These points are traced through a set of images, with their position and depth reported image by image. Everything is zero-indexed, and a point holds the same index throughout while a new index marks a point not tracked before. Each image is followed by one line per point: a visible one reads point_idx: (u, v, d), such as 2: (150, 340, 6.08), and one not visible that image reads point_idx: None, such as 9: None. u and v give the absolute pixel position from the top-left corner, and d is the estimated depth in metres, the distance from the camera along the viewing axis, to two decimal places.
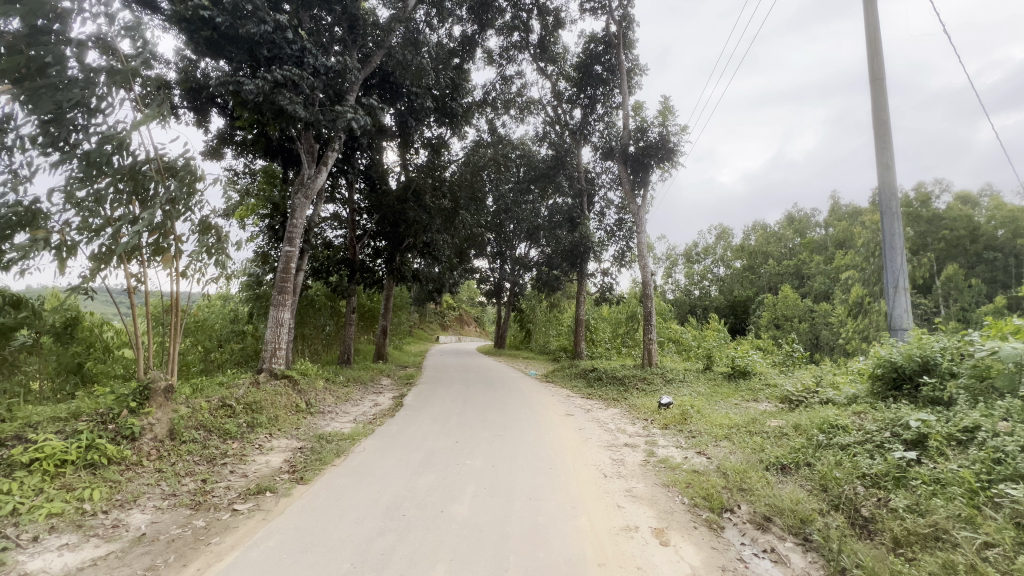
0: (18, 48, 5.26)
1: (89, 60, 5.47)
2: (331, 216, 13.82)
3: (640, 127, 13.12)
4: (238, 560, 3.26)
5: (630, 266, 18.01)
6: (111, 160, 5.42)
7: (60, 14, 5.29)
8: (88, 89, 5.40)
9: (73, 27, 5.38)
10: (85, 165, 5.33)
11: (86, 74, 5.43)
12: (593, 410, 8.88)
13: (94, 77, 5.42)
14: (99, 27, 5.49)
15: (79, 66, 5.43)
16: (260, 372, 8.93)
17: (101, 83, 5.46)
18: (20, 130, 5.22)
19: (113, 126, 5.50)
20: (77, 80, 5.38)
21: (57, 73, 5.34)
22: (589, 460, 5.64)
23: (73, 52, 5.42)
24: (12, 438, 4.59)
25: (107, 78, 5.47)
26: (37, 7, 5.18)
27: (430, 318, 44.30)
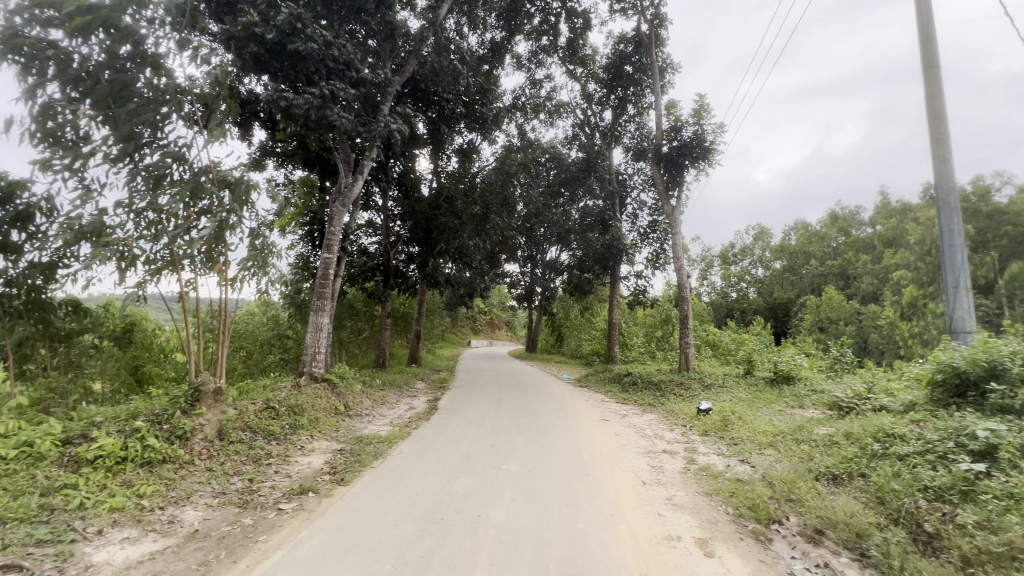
0: (97, 72, 5.66)
1: (160, 81, 5.85)
2: (366, 223, 14.15)
3: (674, 126, 12.85)
4: (284, 559, 3.34)
5: (665, 268, 17.68)
6: (173, 174, 5.78)
7: (136, 39, 5.68)
8: (156, 108, 5.79)
9: (147, 52, 5.78)
10: (149, 178, 5.69)
11: (155, 95, 5.82)
12: (628, 415, 8.71)
13: (163, 97, 5.81)
14: (168, 50, 5.88)
15: (150, 87, 5.81)
16: (301, 375, 9.20)
17: (167, 102, 5.85)
18: (95, 148, 5.64)
19: (175, 142, 5.85)
20: (147, 100, 5.76)
21: (130, 94, 5.74)
22: (627, 466, 5.51)
23: (147, 74, 5.81)
24: (78, 436, 4.88)
25: (173, 99, 5.85)
26: (117, 35, 5.59)
27: (462, 322, 44.81)
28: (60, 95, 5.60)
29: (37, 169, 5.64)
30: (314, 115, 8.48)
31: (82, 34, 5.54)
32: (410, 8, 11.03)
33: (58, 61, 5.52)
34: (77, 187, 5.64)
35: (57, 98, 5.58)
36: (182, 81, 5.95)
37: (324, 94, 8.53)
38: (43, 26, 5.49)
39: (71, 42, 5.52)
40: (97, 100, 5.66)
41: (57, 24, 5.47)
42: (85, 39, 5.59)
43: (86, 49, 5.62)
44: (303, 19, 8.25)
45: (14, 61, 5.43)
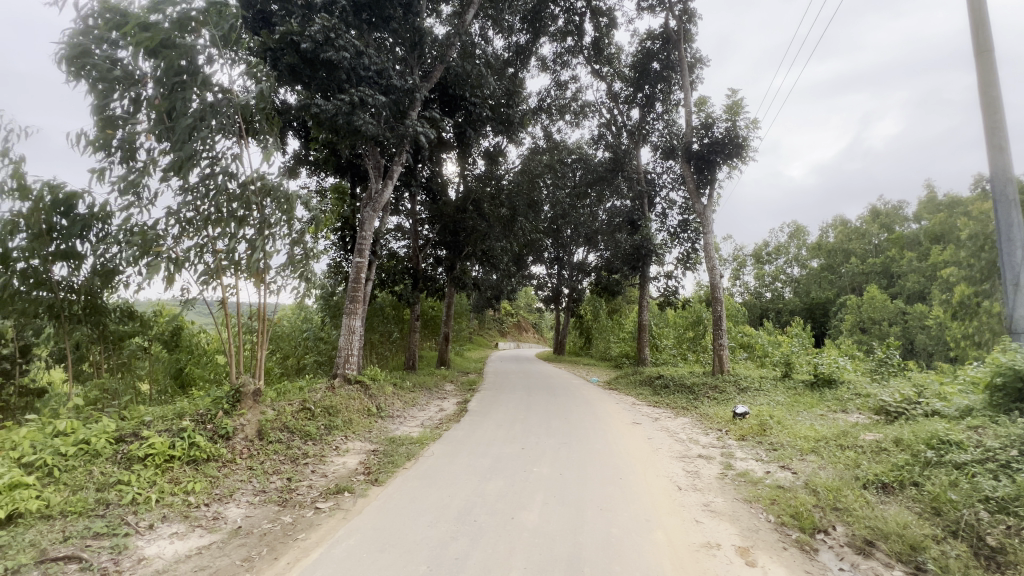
0: (155, 88, 5.94)
1: (211, 96, 6.12)
2: (395, 227, 14.39)
3: (705, 123, 12.55)
4: (323, 557, 3.41)
5: (696, 268, 17.28)
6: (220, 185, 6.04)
7: (192, 57, 5.94)
8: (206, 120, 6.04)
9: (201, 69, 6.04)
10: (197, 188, 5.96)
11: (205, 108, 6.08)
12: (660, 419, 8.53)
13: (214, 110, 6.07)
14: (220, 66, 6.16)
15: (202, 102, 6.07)
16: (335, 377, 9.42)
17: (216, 116, 6.10)
18: (149, 159, 5.95)
19: (222, 154, 6.11)
20: (199, 113, 6.00)
21: (183, 108, 6.01)
22: (662, 471, 5.38)
23: (200, 90, 6.07)
24: (130, 434, 5.12)
25: (223, 111, 6.12)
26: (174, 53, 5.86)
27: (489, 324, 45.10)
28: (121, 110, 5.92)
29: (98, 180, 6.01)
30: (343, 121, 8.68)
31: (144, 54, 5.84)
32: (435, 14, 11.21)
33: (121, 79, 5.85)
34: (131, 197, 5.94)
35: (116, 112, 5.88)
36: (231, 94, 6.21)
37: (353, 100, 8.72)
38: (109, 46, 5.82)
39: (132, 59, 5.83)
40: (154, 114, 5.96)
41: (122, 43, 5.81)
42: (147, 58, 5.90)
43: (147, 66, 5.91)
44: (336, 29, 8.51)
45: (81, 77, 5.77)
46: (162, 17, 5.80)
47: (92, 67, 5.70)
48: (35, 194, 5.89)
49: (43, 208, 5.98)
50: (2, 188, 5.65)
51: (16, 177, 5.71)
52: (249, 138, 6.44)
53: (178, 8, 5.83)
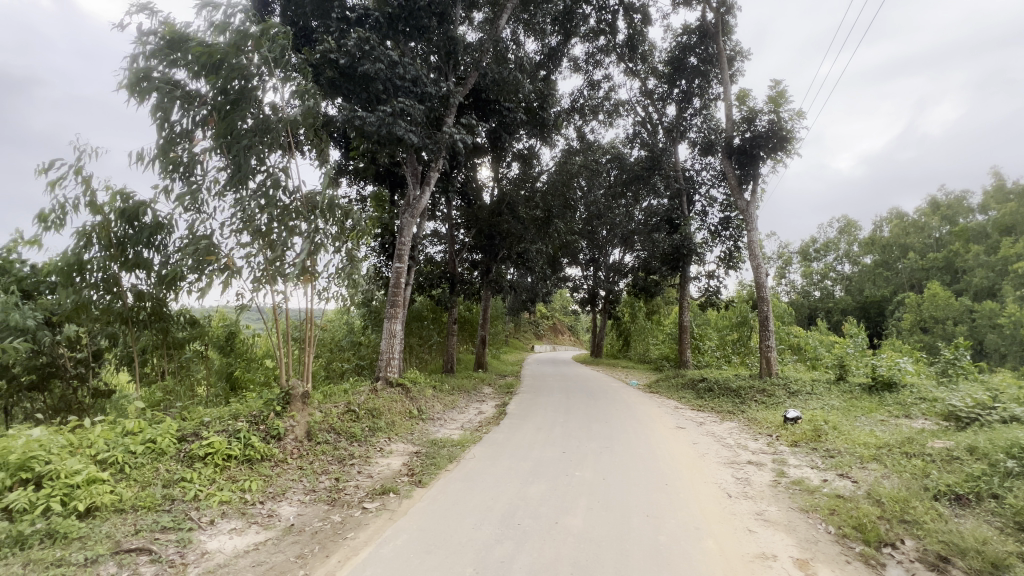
0: (212, 107, 6.28)
1: (262, 113, 6.43)
2: (431, 232, 14.63)
3: (747, 117, 12.06)
4: (371, 556, 3.49)
5: (739, 267, 16.66)
6: (276, 199, 6.37)
7: (245, 76, 6.26)
8: (258, 137, 6.34)
9: (251, 86, 6.35)
10: (250, 201, 6.26)
11: (258, 125, 6.39)
12: (706, 423, 8.27)
13: (265, 128, 6.39)
14: (274, 87, 6.50)
15: (255, 119, 6.40)
16: (378, 380, 9.65)
17: (266, 133, 6.40)
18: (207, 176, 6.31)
19: (272, 167, 6.40)
20: (252, 131, 6.34)
21: (237, 124, 6.36)
22: (709, 477, 5.20)
23: (253, 107, 6.40)
24: (191, 434, 5.42)
25: (274, 127, 6.42)
26: (228, 72, 6.18)
27: (526, 328, 45.14)
28: (180, 129, 6.29)
29: (161, 194, 6.43)
30: (384, 132, 8.95)
31: (202, 74, 6.19)
32: (468, 22, 11.40)
33: (182, 98, 6.22)
34: (192, 211, 6.34)
35: (178, 132, 6.29)
36: (280, 112, 6.52)
37: (395, 111, 8.99)
38: (170, 67, 6.19)
39: (192, 81, 6.21)
40: (210, 132, 6.32)
41: (182, 66, 6.18)
42: (204, 78, 6.24)
43: (204, 87, 6.28)
44: (371, 41, 8.76)
45: (146, 99, 6.18)
46: (217, 40, 6.11)
47: (156, 90, 6.10)
48: (107, 209, 6.37)
49: (113, 220, 6.44)
50: (77, 202, 6.14)
51: (90, 193, 6.19)
52: (295, 150, 6.73)
53: (232, 30, 6.13)
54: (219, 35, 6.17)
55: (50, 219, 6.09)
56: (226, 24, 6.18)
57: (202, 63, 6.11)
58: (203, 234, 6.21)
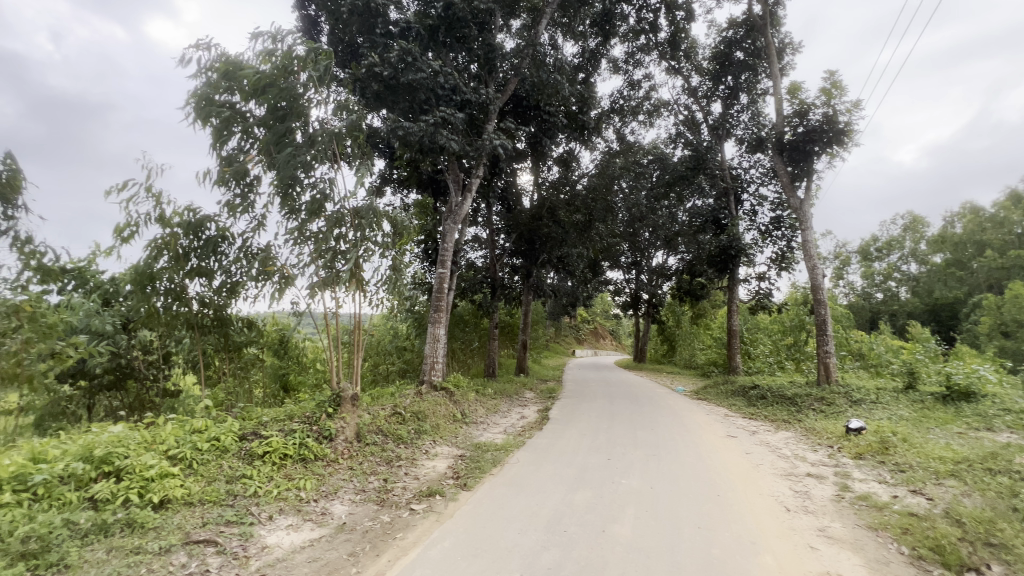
0: (264, 126, 6.64)
1: (309, 127, 6.73)
2: (472, 238, 14.81)
3: (799, 110, 11.47)
4: (420, 557, 3.55)
5: (793, 268, 15.87)
6: (326, 209, 6.66)
7: (293, 94, 6.57)
8: (306, 152, 6.65)
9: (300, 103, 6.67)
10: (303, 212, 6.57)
11: (307, 140, 6.70)
12: (759, 432, 7.89)
13: (312, 142, 6.69)
14: (323, 103, 6.82)
15: (303, 133, 6.71)
16: (422, 384, 9.84)
17: (314, 147, 6.70)
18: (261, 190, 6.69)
19: (320, 179, 6.69)
20: (300, 145, 6.66)
21: (287, 140, 6.70)
22: (765, 490, 4.95)
23: (300, 122, 6.71)
24: (251, 433, 5.73)
25: (322, 141, 6.72)
26: (277, 93, 6.51)
27: (566, 332, 44.81)
28: (237, 147, 6.70)
29: (221, 208, 6.85)
30: (426, 141, 9.18)
31: (254, 96, 6.56)
32: (506, 29, 11.50)
33: (237, 119, 6.61)
34: (249, 223, 6.72)
35: (236, 150, 6.70)
36: (326, 125, 6.82)
37: (437, 120, 9.20)
38: (226, 92, 6.61)
39: (245, 103, 6.60)
40: (263, 148, 6.68)
41: (237, 90, 6.57)
42: (255, 99, 6.60)
43: (256, 108, 6.65)
44: (413, 53, 9.01)
45: (206, 121, 6.60)
46: (267, 64, 6.46)
47: (214, 113, 6.52)
48: (175, 222, 6.86)
49: (180, 233, 6.92)
50: (149, 217, 6.63)
51: (159, 208, 6.67)
52: (342, 161, 7.02)
53: (281, 54, 6.48)
54: (268, 58, 6.50)
55: (126, 233, 6.62)
56: (275, 48, 6.52)
57: (255, 85, 6.46)
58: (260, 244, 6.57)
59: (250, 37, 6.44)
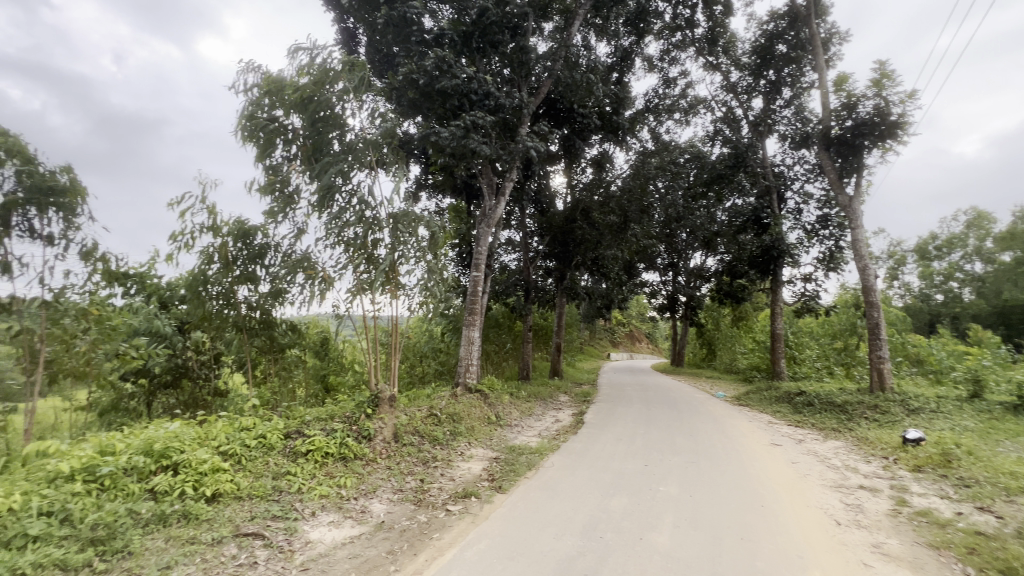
0: (305, 137, 6.91)
1: (347, 136, 6.97)
2: (506, 241, 14.88)
3: (847, 103, 10.91)
4: (456, 558, 3.58)
5: (842, 269, 15.11)
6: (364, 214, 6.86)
7: (331, 106, 6.83)
8: (344, 161, 6.90)
9: (338, 114, 6.90)
10: (342, 218, 6.80)
11: (344, 149, 6.94)
12: (806, 441, 7.54)
13: (349, 151, 6.92)
14: (359, 112, 7.04)
15: (341, 142, 6.96)
16: (458, 386, 9.96)
17: (351, 156, 6.93)
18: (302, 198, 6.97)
19: (358, 186, 6.91)
20: (338, 154, 6.91)
21: (327, 150, 6.96)
22: (812, 501, 4.72)
23: (338, 131, 6.95)
24: (295, 431, 5.96)
25: (359, 149, 6.95)
26: (318, 105, 6.76)
27: (600, 335, 44.22)
28: (280, 158, 7.02)
29: (266, 216, 7.17)
30: (460, 146, 9.30)
31: (295, 109, 6.83)
32: (538, 32, 11.51)
33: (279, 131, 6.91)
34: (292, 229, 7.01)
35: (279, 161, 7.01)
36: (362, 134, 7.04)
37: (468, 125, 9.33)
38: (270, 107, 6.89)
39: (286, 115, 6.89)
40: (304, 158, 6.96)
41: (279, 103, 6.87)
42: (297, 113, 6.87)
43: (297, 120, 6.94)
44: (448, 60, 9.16)
45: (252, 134, 6.94)
46: (306, 77, 6.72)
47: (258, 127, 6.84)
48: (225, 230, 7.24)
49: (230, 240, 7.29)
50: (201, 225, 7.03)
51: (211, 217, 7.06)
52: (379, 169, 7.20)
53: (319, 68, 6.73)
54: (307, 72, 6.76)
55: (181, 241, 7.05)
56: (313, 62, 6.77)
57: (295, 99, 6.74)
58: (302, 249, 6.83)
59: (290, 52, 6.74)
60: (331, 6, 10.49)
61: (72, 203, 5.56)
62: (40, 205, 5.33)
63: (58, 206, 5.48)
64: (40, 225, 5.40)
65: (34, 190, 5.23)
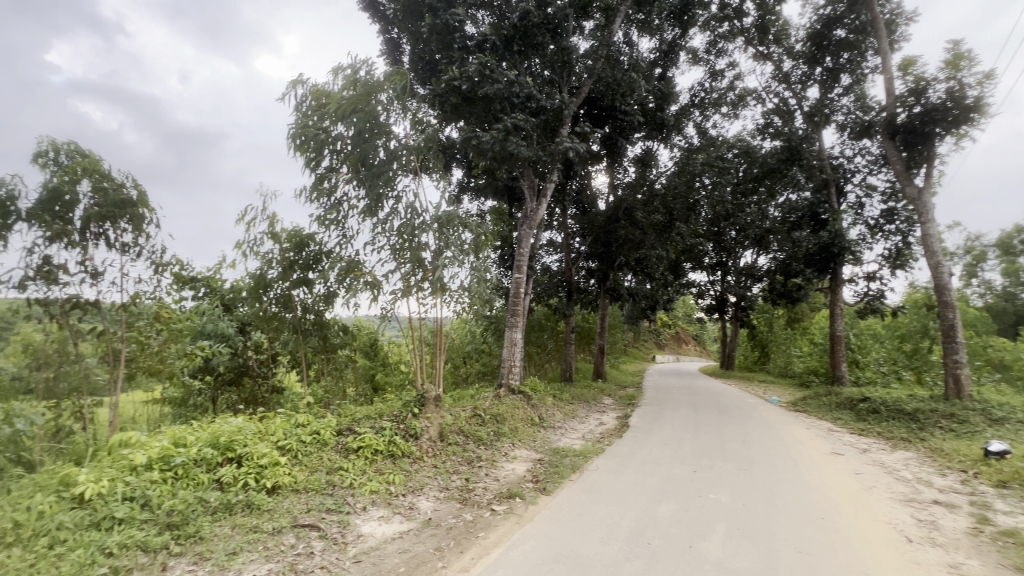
0: (352, 146, 7.19)
1: (391, 144, 7.19)
2: (548, 243, 14.87)
3: (915, 87, 10.13)
4: (502, 558, 3.62)
5: (910, 267, 14.04)
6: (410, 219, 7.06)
7: (375, 115, 7.07)
8: (388, 168, 7.11)
9: (383, 122, 7.14)
10: (388, 223, 7.02)
11: (388, 157, 7.15)
12: (871, 451, 7.06)
13: (393, 158, 7.13)
14: (402, 120, 7.24)
15: (385, 150, 7.18)
16: (501, 387, 10.04)
17: (395, 163, 7.13)
18: (351, 205, 7.26)
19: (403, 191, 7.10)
20: (383, 162, 7.14)
21: (372, 158, 7.19)
22: (879, 515, 4.42)
23: (383, 140, 7.19)
24: (346, 428, 6.20)
25: (403, 156, 7.15)
26: (363, 115, 7.02)
27: (645, 337, 43.19)
28: (329, 168, 7.33)
29: (318, 223, 7.51)
30: (501, 149, 9.39)
31: (342, 120, 7.10)
32: (578, 32, 11.42)
33: (327, 142, 7.21)
34: (342, 236, 7.32)
35: (328, 170, 7.33)
36: (405, 141, 7.23)
37: (508, 128, 9.41)
38: (320, 119, 7.21)
39: (333, 127, 7.18)
40: (352, 167, 7.24)
41: (328, 115, 7.16)
42: (344, 123, 7.14)
43: (344, 131, 7.21)
44: (489, 65, 9.25)
45: (303, 146, 7.29)
46: (351, 89, 6.97)
47: (309, 138, 7.18)
48: (282, 237, 7.65)
49: (287, 247, 7.70)
50: (261, 232, 7.47)
51: (269, 225, 7.49)
52: (422, 174, 7.38)
53: (364, 79, 6.97)
54: (353, 85, 7.02)
55: (244, 248, 7.52)
56: (357, 74, 7.01)
57: (342, 110, 7.01)
58: (353, 254, 7.12)
59: (336, 66, 7.02)
60: (377, 18, 10.89)
61: (141, 214, 6.06)
62: (115, 217, 5.84)
63: (132, 217, 5.98)
64: (115, 235, 5.92)
65: (109, 204, 5.73)
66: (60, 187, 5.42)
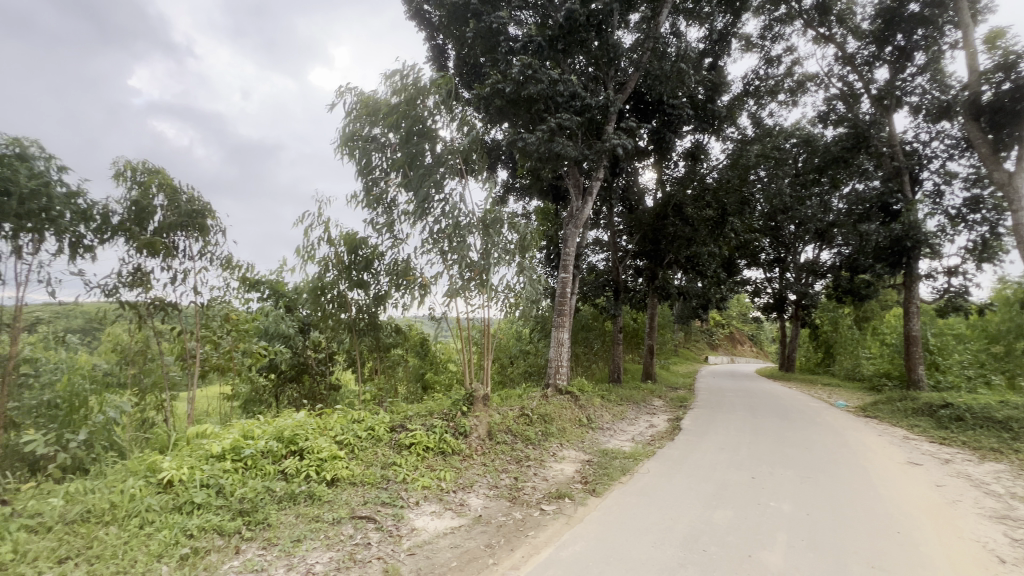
0: (400, 151, 7.42)
1: (437, 148, 7.36)
2: (594, 241, 14.71)
3: (1002, 62, 9.17)
4: (552, 557, 3.62)
5: (999, 260, 12.73)
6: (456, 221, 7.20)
7: (422, 121, 7.27)
8: (434, 172, 7.27)
9: (430, 127, 7.32)
10: (436, 226, 7.20)
11: (434, 160, 7.31)
12: (953, 461, 6.47)
13: (440, 162, 7.29)
14: (448, 125, 7.40)
15: (432, 154, 7.37)
16: (548, 387, 10.02)
17: (441, 167, 7.29)
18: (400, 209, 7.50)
19: (449, 194, 7.25)
20: (430, 166, 7.31)
21: (420, 162, 7.38)
22: (966, 532, 4.04)
23: (430, 144, 7.38)
24: (399, 425, 6.41)
25: (450, 160, 7.30)
26: (411, 121, 7.24)
27: (697, 337, 41.71)
28: (379, 174, 7.60)
29: (370, 227, 7.81)
30: (546, 149, 9.41)
31: (391, 128, 7.34)
32: (624, 26, 11.20)
33: (377, 149, 7.47)
34: (393, 239, 7.57)
35: (378, 176, 7.60)
36: (451, 144, 7.38)
37: (553, 128, 9.40)
38: (370, 127, 7.48)
39: (383, 134, 7.44)
40: (402, 172, 7.48)
41: (377, 123, 7.42)
42: (393, 131, 7.39)
43: (392, 138, 7.45)
44: (533, 66, 9.23)
45: (355, 154, 7.60)
46: (399, 98, 7.19)
47: (360, 147, 7.47)
48: (337, 241, 8.02)
49: (342, 251, 8.05)
50: (318, 238, 7.87)
51: (325, 230, 7.88)
52: (468, 176, 7.51)
53: (410, 86, 7.18)
54: (400, 92, 7.23)
55: (303, 253, 7.95)
56: (404, 82, 7.23)
57: (391, 118, 7.25)
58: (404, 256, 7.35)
59: (385, 75, 7.28)
60: (423, 26, 11.16)
61: (210, 222, 6.53)
62: (187, 226, 6.33)
63: (202, 226, 6.45)
64: (185, 242, 6.39)
65: (183, 214, 6.20)
66: (140, 200, 5.93)
